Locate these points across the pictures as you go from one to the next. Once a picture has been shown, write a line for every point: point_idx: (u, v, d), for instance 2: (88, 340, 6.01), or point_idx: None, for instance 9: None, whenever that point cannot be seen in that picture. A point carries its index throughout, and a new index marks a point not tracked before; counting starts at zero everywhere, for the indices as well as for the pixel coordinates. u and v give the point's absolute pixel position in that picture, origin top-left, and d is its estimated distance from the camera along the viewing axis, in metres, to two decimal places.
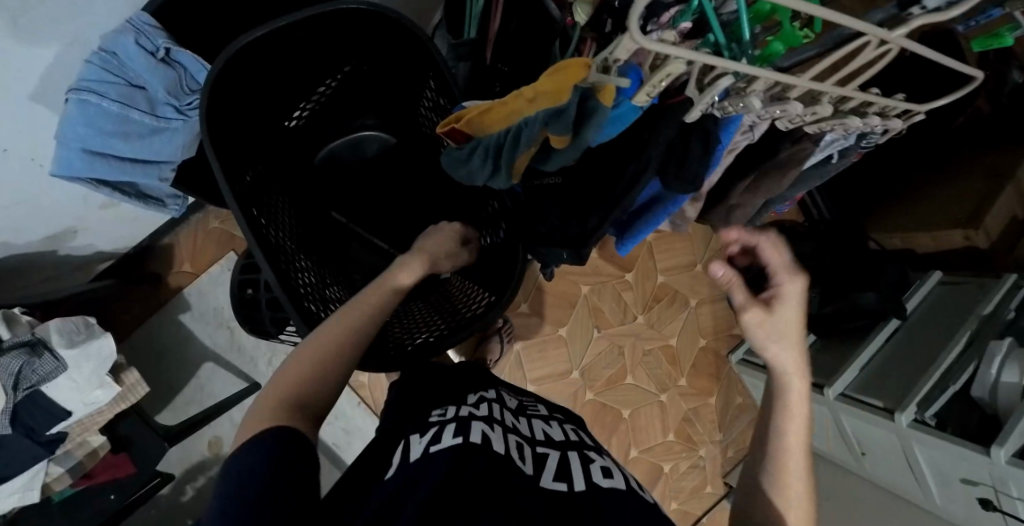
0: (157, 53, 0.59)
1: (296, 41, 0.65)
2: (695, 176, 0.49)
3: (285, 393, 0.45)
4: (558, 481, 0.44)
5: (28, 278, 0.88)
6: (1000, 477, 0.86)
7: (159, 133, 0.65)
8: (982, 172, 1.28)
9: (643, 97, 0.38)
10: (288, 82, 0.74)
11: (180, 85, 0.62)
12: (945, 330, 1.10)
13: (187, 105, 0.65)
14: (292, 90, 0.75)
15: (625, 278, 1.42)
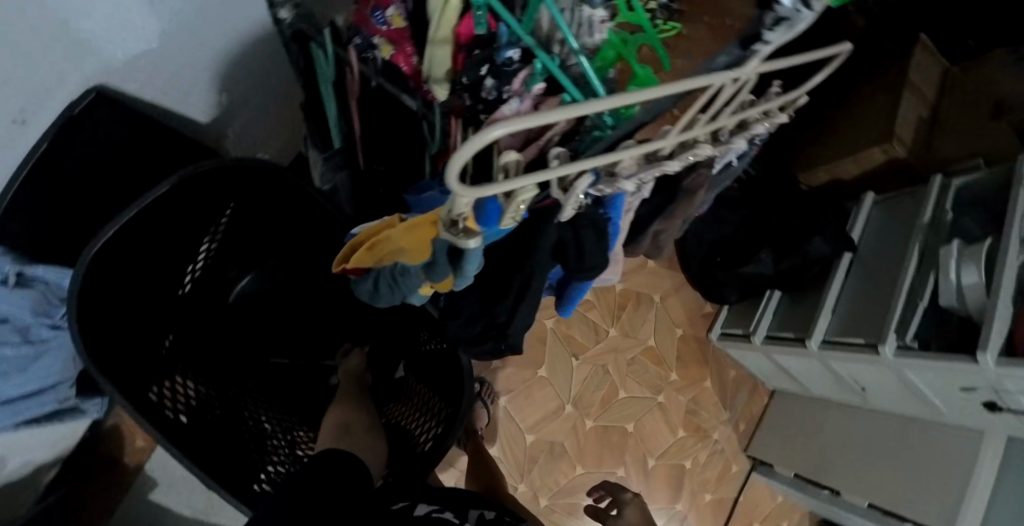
0: (10, 278, 0.72)
1: (149, 220, 0.65)
2: (595, 262, 0.50)
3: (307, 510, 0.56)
4: None
5: None
6: (995, 380, 0.82)
7: (40, 355, 0.75)
8: (876, 87, 1.30)
9: (510, 220, 0.39)
10: (167, 247, 0.73)
11: (44, 299, 0.74)
12: (896, 249, 1.09)
13: (60, 318, 0.76)
14: (176, 253, 0.76)
15: (585, 298, 1.39)
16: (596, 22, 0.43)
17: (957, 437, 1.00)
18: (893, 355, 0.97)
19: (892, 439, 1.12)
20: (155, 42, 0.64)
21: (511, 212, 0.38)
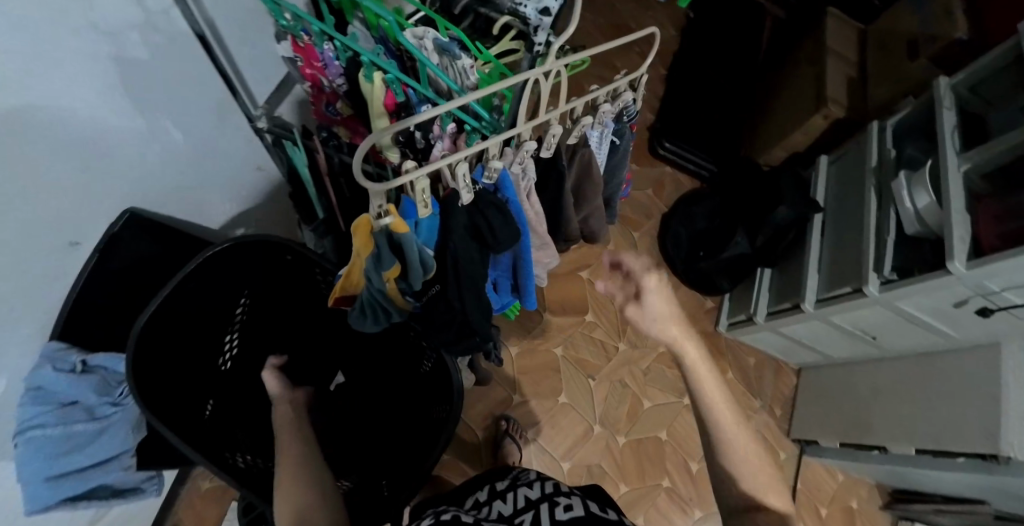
0: (74, 366, 0.62)
1: (188, 299, 0.70)
2: (508, 234, 0.56)
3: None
4: None
5: None
6: (975, 283, 0.81)
7: (101, 433, 0.64)
8: (804, 63, 1.41)
9: (423, 209, 0.52)
10: (203, 332, 0.78)
11: (107, 383, 0.65)
12: (856, 196, 1.13)
13: (120, 395, 0.67)
14: (208, 342, 0.80)
15: (587, 320, 1.45)
16: (466, 67, 0.54)
17: (974, 356, 0.97)
18: (880, 291, 0.98)
19: (917, 378, 1.09)
20: (177, 150, 0.73)
21: (420, 201, 0.51)
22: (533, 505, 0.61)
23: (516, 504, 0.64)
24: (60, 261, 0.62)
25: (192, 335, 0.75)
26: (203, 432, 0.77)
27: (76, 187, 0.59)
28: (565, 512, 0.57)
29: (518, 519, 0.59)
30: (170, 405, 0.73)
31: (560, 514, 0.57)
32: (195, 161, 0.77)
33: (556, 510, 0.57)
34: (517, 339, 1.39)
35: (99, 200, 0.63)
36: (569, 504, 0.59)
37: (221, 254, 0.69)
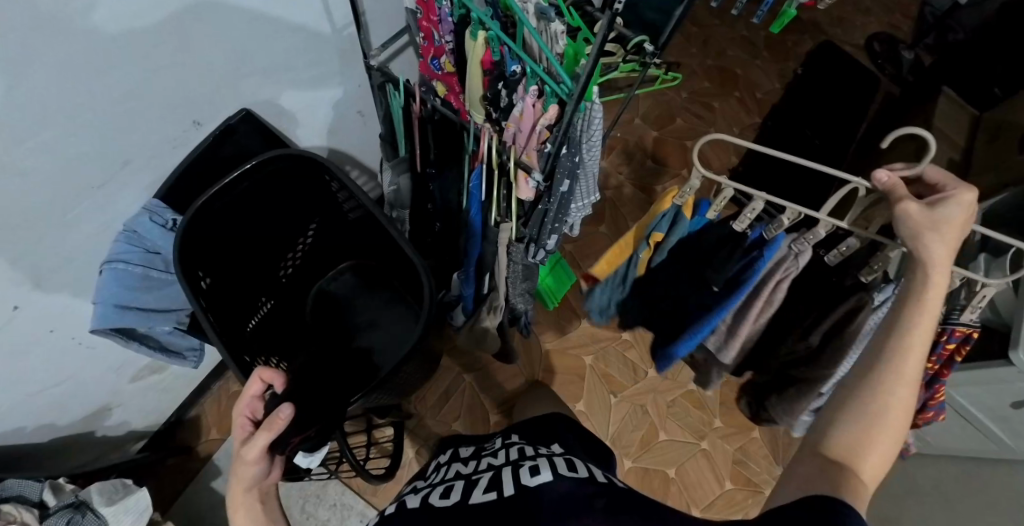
0: (167, 224, 0.73)
1: (249, 197, 0.76)
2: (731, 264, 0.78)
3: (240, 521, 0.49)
4: (489, 493, 0.52)
5: (64, 462, 0.94)
6: None
7: (172, 285, 0.74)
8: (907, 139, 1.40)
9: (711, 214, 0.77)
10: (263, 232, 0.84)
11: None
12: None
13: None
14: (266, 243, 0.85)
15: (623, 337, 1.37)
16: (557, 33, 0.56)
17: None
18: None
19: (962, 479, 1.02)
20: (308, 60, 0.85)
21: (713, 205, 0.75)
22: (494, 466, 0.60)
23: (477, 465, 0.63)
24: (184, 136, 0.73)
25: (257, 235, 0.83)
26: (231, 322, 0.80)
27: (219, 73, 0.72)
28: (532, 475, 0.53)
29: (477, 475, 0.59)
30: (219, 289, 0.78)
31: (525, 478, 0.52)
32: (308, 84, 0.89)
33: (521, 474, 0.54)
34: (549, 335, 1.35)
35: (231, 90, 0.76)
36: (538, 465, 0.55)
37: (282, 165, 0.75)
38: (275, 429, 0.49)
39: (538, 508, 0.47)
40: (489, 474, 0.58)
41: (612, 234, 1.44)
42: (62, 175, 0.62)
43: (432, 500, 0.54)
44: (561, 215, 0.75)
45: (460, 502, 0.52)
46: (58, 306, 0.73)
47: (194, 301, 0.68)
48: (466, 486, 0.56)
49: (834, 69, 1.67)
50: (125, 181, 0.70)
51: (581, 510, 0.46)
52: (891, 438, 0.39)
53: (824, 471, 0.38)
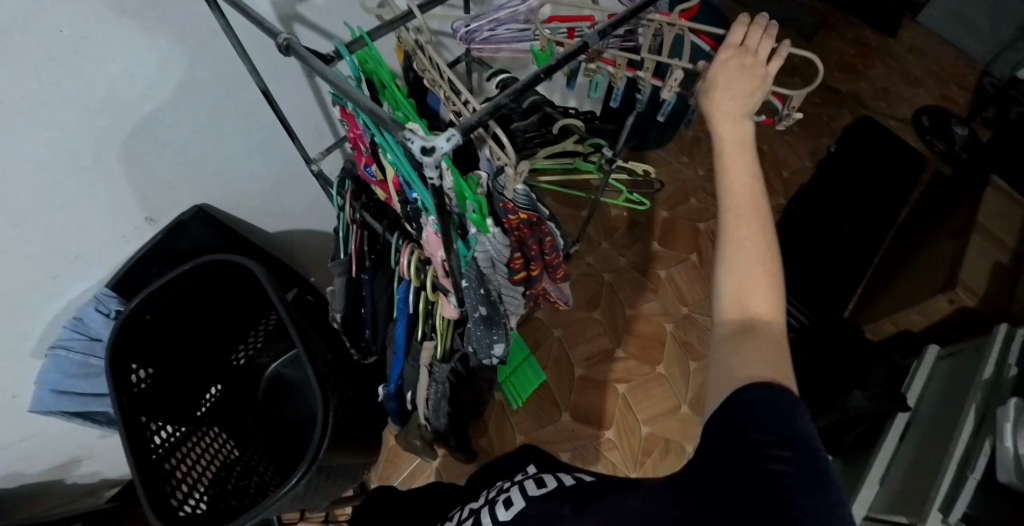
0: (111, 312, 0.78)
1: (191, 291, 0.79)
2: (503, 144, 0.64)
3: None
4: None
5: (31, 508, 1.01)
6: None
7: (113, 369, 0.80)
8: (947, 234, 1.24)
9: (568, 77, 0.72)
10: (212, 322, 0.88)
11: None
12: (953, 412, 0.94)
13: None
14: (214, 332, 0.89)
15: (605, 436, 1.17)
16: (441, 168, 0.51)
17: None
18: None
19: None
20: (274, 157, 0.89)
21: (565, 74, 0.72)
22: (475, 511, 0.63)
23: (460, 515, 0.66)
24: (137, 230, 0.79)
25: (205, 324, 0.86)
26: (165, 404, 0.81)
27: (171, 172, 0.77)
28: (506, 508, 0.59)
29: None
30: (160, 374, 0.81)
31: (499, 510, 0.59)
32: (279, 178, 0.93)
33: (497, 508, 0.59)
34: (522, 425, 1.18)
35: (186, 189, 0.81)
36: (511, 496, 0.61)
37: (217, 265, 0.77)
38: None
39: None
40: (469, 521, 0.61)
41: (606, 320, 1.29)
42: (11, 269, 0.67)
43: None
44: (492, 333, 0.69)
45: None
46: (15, 377, 0.79)
47: (110, 392, 0.69)
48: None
49: (872, 148, 1.51)
50: (79, 275, 0.76)
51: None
52: (749, 257, 0.45)
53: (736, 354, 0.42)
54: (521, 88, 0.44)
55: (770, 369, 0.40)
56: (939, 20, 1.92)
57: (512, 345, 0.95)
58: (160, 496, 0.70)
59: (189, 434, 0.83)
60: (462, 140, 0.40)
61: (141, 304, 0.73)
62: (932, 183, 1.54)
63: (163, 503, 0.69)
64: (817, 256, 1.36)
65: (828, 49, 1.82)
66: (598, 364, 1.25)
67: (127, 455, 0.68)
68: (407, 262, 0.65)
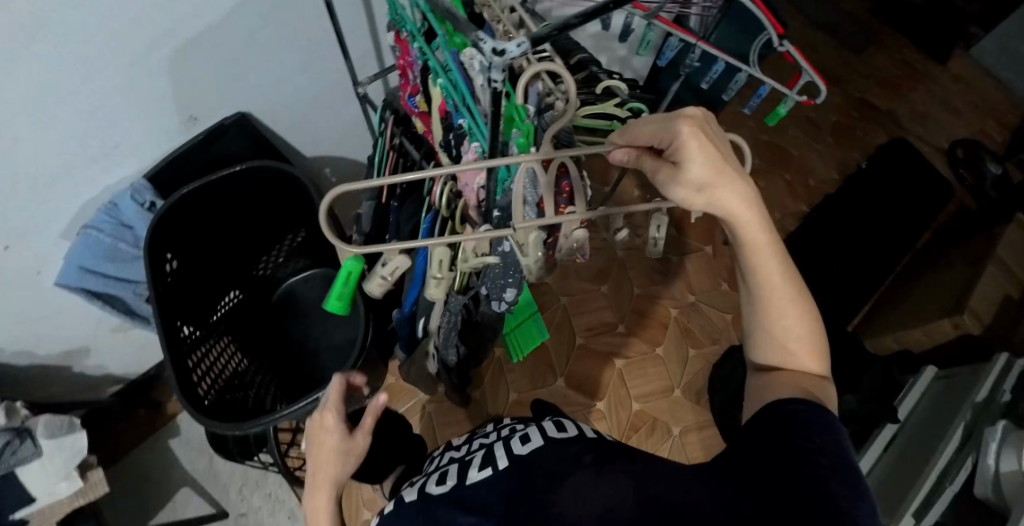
0: (145, 203, 0.81)
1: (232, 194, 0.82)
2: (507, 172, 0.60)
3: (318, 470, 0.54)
4: (483, 471, 0.51)
5: (39, 389, 1.03)
6: None
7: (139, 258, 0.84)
8: (964, 262, 1.25)
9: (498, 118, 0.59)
10: (239, 230, 0.89)
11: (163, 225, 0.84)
12: (939, 426, 0.96)
13: None
14: (240, 240, 0.91)
15: (596, 406, 1.19)
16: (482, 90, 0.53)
17: None
18: None
19: None
20: (319, 78, 0.90)
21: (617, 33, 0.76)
22: (487, 444, 0.58)
23: (470, 447, 0.60)
24: (179, 128, 0.80)
25: (235, 231, 0.89)
26: (187, 301, 0.84)
27: (220, 77, 0.78)
28: (523, 444, 0.53)
29: (471, 456, 0.57)
30: (186, 273, 0.83)
31: (518, 447, 0.53)
32: (319, 101, 0.95)
33: (512, 443, 0.54)
34: (518, 383, 1.21)
35: (229, 94, 0.81)
36: (528, 434, 0.55)
37: (263, 172, 0.80)
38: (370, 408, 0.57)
39: (535, 477, 0.46)
40: (482, 452, 0.56)
41: (612, 295, 1.31)
42: (58, 146, 0.69)
43: (429, 488, 0.52)
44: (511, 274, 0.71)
45: (456, 487, 0.50)
46: (40, 255, 0.80)
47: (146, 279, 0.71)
48: (451, 469, 0.55)
49: (900, 169, 1.51)
50: (119, 166, 0.78)
51: (572, 467, 0.45)
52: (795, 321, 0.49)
53: (757, 394, 0.49)
54: (588, 13, 0.45)
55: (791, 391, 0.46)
56: (991, 53, 1.89)
57: (524, 298, 0.97)
58: (185, 378, 0.75)
59: (204, 331, 0.86)
60: (530, 49, 0.41)
61: (183, 199, 0.76)
62: (955, 213, 1.53)
63: (185, 388, 0.74)
64: (831, 267, 1.36)
65: (874, 66, 1.80)
66: (599, 335, 1.27)
67: (161, 341, 0.72)
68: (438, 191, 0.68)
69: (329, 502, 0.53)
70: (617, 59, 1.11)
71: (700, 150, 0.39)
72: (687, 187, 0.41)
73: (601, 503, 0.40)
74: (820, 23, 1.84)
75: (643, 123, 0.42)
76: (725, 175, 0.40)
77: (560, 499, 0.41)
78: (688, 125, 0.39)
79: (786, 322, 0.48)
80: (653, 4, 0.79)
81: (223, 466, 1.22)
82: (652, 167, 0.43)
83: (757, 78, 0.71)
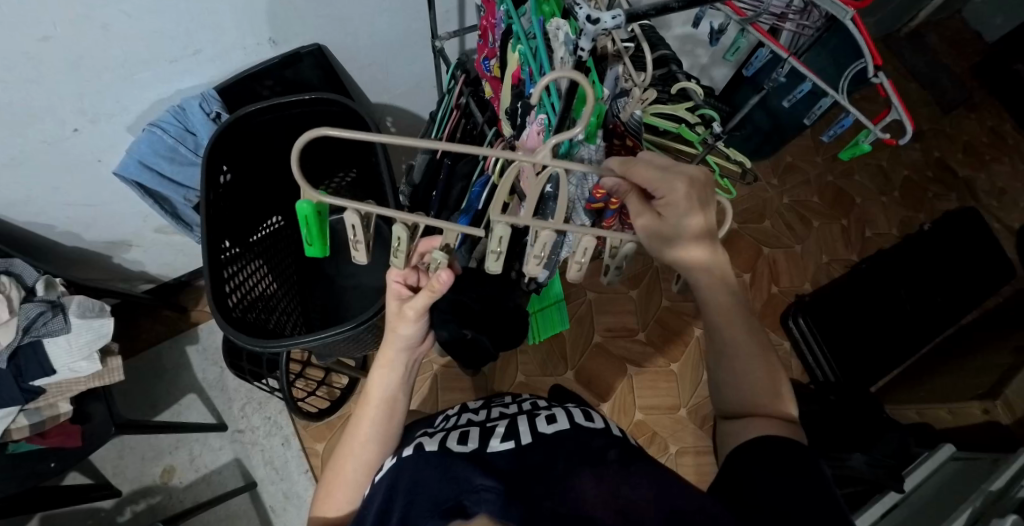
0: (211, 114, 0.82)
1: (296, 121, 0.84)
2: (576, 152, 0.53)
3: (381, 375, 0.58)
4: (505, 441, 0.50)
5: (80, 270, 1.08)
6: None
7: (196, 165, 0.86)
8: (1011, 349, 1.20)
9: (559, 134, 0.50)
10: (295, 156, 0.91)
11: None
12: (948, 504, 0.93)
13: None
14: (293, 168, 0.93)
15: (599, 408, 1.19)
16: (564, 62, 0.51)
17: None
18: None
19: None
20: (400, 27, 0.90)
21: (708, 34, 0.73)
22: (510, 415, 0.57)
23: (489, 414, 0.59)
24: (257, 48, 0.81)
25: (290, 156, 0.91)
26: (236, 212, 0.86)
27: (308, 5, 0.78)
28: (548, 424, 0.53)
29: (492, 423, 0.55)
30: (241, 186, 0.86)
31: (543, 425, 0.52)
32: (394, 48, 0.95)
33: (537, 421, 0.53)
34: (528, 368, 1.22)
35: (314, 25, 0.82)
36: (554, 415, 0.55)
37: (327, 105, 0.81)
38: (434, 292, 0.50)
39: (558, 458, 0.46)
40: (505, 421, 0.55)
41: (639, 302, 1.30)
42: (140, 39, 0.70)
43: (450, 444, 0.50)
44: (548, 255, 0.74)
45: (479, 450, 0.48)
46: (105, 142, 0.82)
47: (203, 182, 0.73)
48: (472, 431, 0.53)
49: (964, 238, 1.43)
50: (192, 73, 0.79)
51: (597, 463, 0.46)
52: (760, 361, 0.52)
53: (738, 426, 0.50)
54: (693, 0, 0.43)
55: (780, 430, 0.48)
56: None
57: (553, 283, 0.96)
58: (219, 287, 0.77)
59: (246, 246, 0.88)
60: (624, 24, 0.40)
61: (251, 114, 0.78)
62: (1011, 297, 1.46)
63: (219, 295, 0.76)
64: (868, 323, 1.31)
65: (960, 128, 1.71)
66: (617, 338, 1.26)
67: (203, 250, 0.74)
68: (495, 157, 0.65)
69: (398, 360, 0.58)
70: (698, 66, 1.07)
71: (687, 207, 0.46)
72: (670, 233, 0.48)
73: (620, 502, 0.40)
74: (913, 73, 1.76)
75: (642, 167, 0.46)
76: (701, 226, 0.47)
77: (583, 490, 0.42)
78: (682, 184, 0.45)
79: (752, 359, 0.52)
80: (750, 12, 0.75)
81: (232, 381, 1.27)
82: (636, 211, 0.49)
83: (843, 107, 0.68)
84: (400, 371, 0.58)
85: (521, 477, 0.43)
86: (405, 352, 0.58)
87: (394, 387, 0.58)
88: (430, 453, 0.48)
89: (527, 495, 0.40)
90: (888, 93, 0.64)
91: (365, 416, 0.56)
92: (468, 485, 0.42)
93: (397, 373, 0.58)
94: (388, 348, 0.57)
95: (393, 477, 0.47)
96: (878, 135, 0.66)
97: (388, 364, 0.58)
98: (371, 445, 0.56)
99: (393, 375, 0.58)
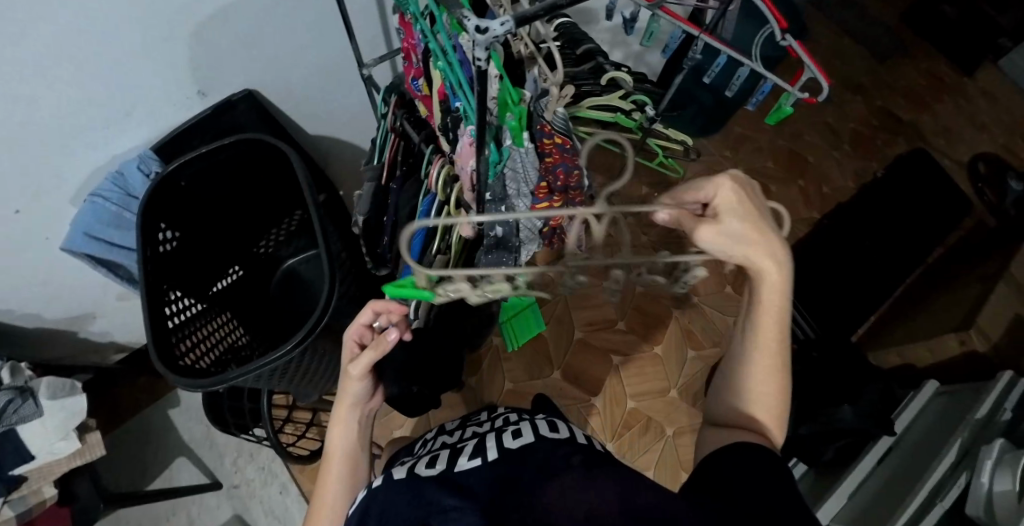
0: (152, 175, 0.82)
1: (228, 166, 0.83)
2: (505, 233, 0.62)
3: (336, 431, 0.58)
4: (473, 459, 0.50)
5: (45, 351, 1.06)
6: None
7: None
8: (976, 280, 1.23)
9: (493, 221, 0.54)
10: (239, 203, 0.91)
11: None
12: (936, 442, 0.95)
13: None
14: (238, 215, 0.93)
15: (591, 402, 1.20)
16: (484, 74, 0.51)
17: None
18: None
19: None
20: (327, 61, 0.91)
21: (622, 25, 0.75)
22: (480, 433, 0.57)
23: (462, 434, 0.59)
24: (187, 103, 0.81)
25: (234, 204, 0.91)
26: (181, 267, 0.85)
27: (229, 54, 0.78)
28: (514, 438, 0.53)
29: (462, 443, 0.55)
30: (185, 241, 0.85)
31: (509, 440, 0.52)
32: (326, 81, 0.95)
33: (504, 436, 0.53)
34: (514, 375, 1.22)
35: (240, 73, 0.83)
36: (521, 429, 0.55)
37: (257, 146, 0.81)
38: (381, 348, 0.53)
39: (524, 468, 0.47)
40: (474, 440, 0.55)
41: (614, 291, 1.31)
42: (63, 113, 0.69)
43: (418, 468, 0.50)
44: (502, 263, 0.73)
45: (446, 471, 0.48)
46: (47, 218, 0.82)
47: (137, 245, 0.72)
48: (442, 454, 0.54)
49: (917, 180, 1.47)
50: (125, 137, 0.79)
51: (562, 467, 0.46)
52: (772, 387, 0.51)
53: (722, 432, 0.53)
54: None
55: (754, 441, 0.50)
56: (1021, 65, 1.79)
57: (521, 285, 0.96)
58: (168, 345, 0.76)
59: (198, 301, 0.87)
60: (514, 29, 0.41)
61: (177, 170, 0.77)
62: (972, 230, 1.50)
63: (169, 353, 0.75)
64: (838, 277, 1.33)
65: (898, 75, 1.76)
66: (598, 331, 1.27)
67: (145, 313, 0.73)
68: (434, 175, 0.66)
69: (350, 415, 0.59)
70: (632, 54, 1.10)
71: (741, 214, 0.43)
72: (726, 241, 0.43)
73: (585, 500, 0.41)
74: (845, 28, 1.81)
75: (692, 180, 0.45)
76: (762, 237, 0.44)
77: (550, 492, 0.42)
78: (728, 181, 0.43)
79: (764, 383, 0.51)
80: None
81: (220, 437, 1.25)
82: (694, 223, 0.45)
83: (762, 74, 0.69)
84: (354, 426, 0.59)
85: (486, 494, 0.43)
86: (355, 406, 0.58)
87: (352, 438, 0.58)
88: (400, 482, 0.49)
89: (492, 508, 0.41)
90: (801, 55, 0.65)
91: (330, 472, 0.56)
92: (435, 508, 0.42)
93: (352, 427, 0.59)
94: (340, 406, 0.58)
95: (363, 509, 0.47)
96: (800, 95, 0.67)
97: (342, 419, 0.58)
98: (339, 497, 0.56)
99: (350, 430, 0.58)
